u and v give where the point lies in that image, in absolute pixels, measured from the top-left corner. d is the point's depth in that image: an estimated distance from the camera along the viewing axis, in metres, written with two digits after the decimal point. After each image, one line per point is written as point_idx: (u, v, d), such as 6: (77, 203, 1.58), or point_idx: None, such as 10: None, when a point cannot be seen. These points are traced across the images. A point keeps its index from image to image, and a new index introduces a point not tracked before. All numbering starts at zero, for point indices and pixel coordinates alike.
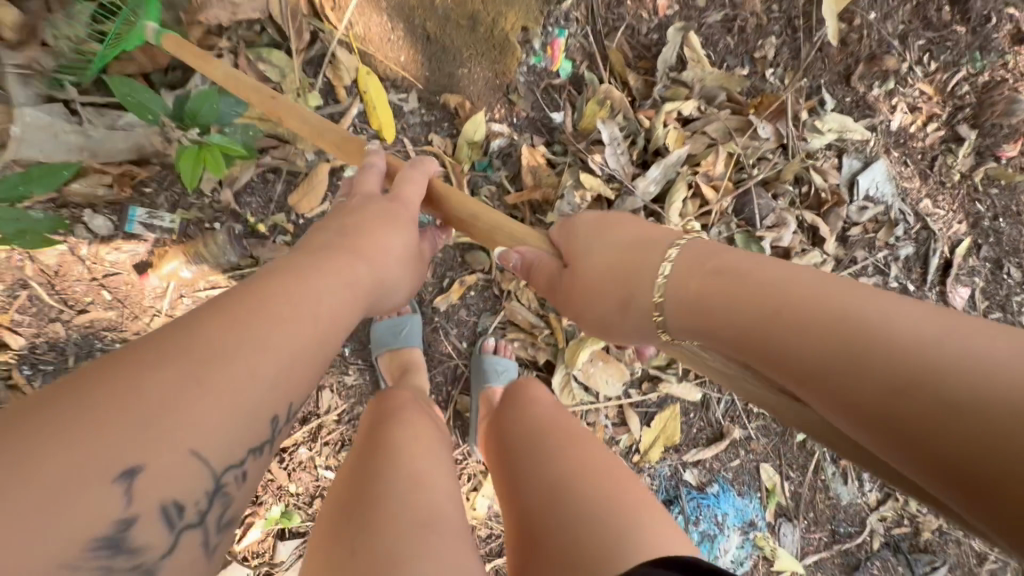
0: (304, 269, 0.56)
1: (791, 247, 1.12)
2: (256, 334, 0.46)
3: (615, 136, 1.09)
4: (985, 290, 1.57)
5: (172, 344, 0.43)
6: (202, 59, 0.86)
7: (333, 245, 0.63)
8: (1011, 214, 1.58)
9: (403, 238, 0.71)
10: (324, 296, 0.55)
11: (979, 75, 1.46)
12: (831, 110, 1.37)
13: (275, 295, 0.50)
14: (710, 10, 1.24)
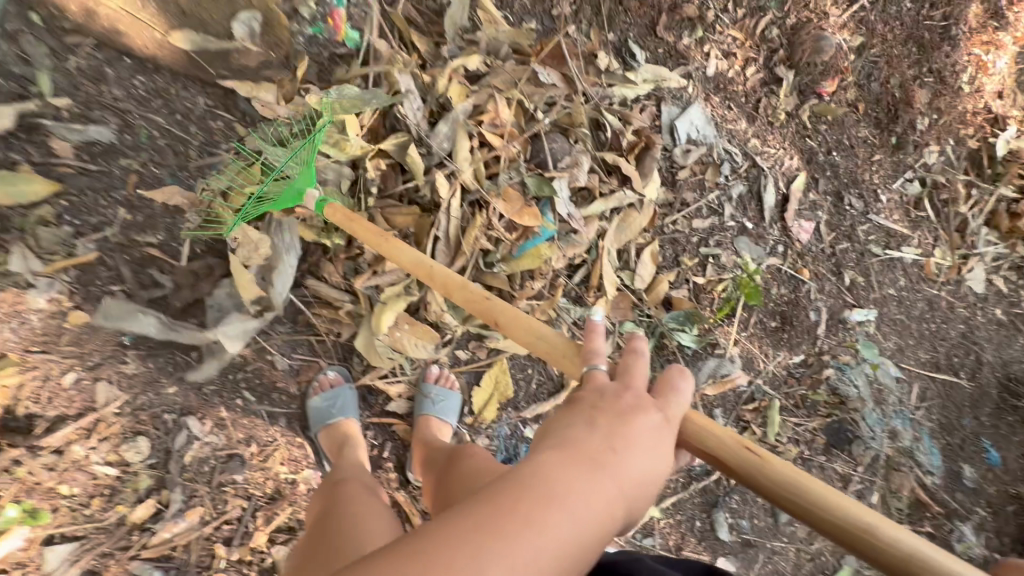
0: (638, 424, 0.58)
1: (589, 187, 1.17)
2: (584, 515, 0.48)
3: (412, 89, 1.10)
4: (831, 222, 1.61)
5: (443, 544, 0.43)
6: (380, 238, 0.94)
7: (591, 449, 0.54)
8: (845, 147, 1.63)
9: (644, 466, 0.56)
10: (646, 460, 0.56)
11: (786, 18, 1.53)
12: (643, 61, 1.39)
13: (599, 470, 0.52)
14: None
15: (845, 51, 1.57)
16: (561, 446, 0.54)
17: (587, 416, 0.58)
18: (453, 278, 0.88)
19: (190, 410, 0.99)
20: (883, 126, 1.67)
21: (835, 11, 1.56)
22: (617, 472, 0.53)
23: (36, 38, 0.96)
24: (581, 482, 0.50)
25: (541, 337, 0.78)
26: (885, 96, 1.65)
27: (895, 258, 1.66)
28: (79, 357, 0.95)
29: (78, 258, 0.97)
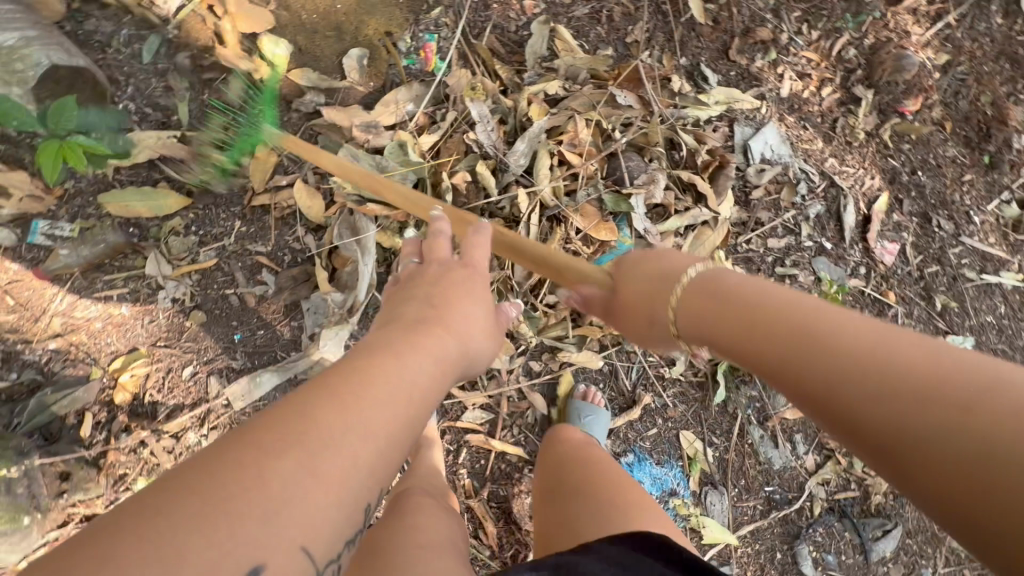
0: (463, 290, 0.81)
1: (665, 204, 1.19)
2: (425, 358, 0.63)
3: (485, 114, 1.18)
4: (918, 244, 1.53)
5: (308, 402, 0.50)
6: (309, 150, 1.05)
7: (417, 318, 0.72)
8: (931, 167, 1.56)
9: (471, 313, 0.78)
10: (470, 320, 0.77)
11: (863, 39, 1.50)
12: (715, 83, 1.41)
13: (429, 326, 0.70)
14: (576, 5, 1.33)
15: (927, 70, 1.53)
16: (394, 326, 0.69)
17: (414, 301, 0.77)
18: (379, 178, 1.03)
19: None
20: (974, 144, 1.58)
21: (916, 29, 1.52)
22: (447, 326, 0.72)
23: (180, 74, 1.11)
24: (426, 338, 0.66)
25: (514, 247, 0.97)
26: (974, 114, 1.58)
27: (993, 284, 1.55)
28: (196, 352, 1.06)
29: (199, 264, 1.09)
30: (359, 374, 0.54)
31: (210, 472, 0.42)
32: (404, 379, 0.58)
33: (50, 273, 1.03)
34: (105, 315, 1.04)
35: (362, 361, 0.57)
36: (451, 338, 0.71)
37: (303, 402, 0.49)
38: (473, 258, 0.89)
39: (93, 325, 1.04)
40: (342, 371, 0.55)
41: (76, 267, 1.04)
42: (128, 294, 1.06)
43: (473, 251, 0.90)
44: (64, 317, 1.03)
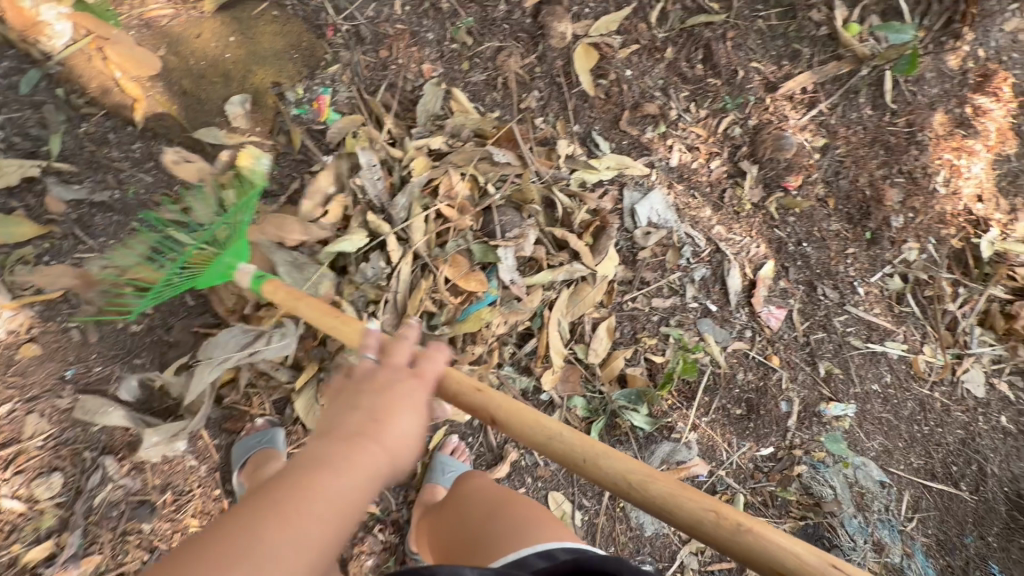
0: (410, 397, 0.74)
1: (535, 257, 1.25)
2: (345, 483, 0.62)
3: (373, 162, 1.21)
4: (804, 310, 1.56)
5: (210, 548, 0.54)
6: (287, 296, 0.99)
7: (353, 429, 0.68)
8: (816, 239, 1.61)
9: (416, 422, 0.72)
10: (414, 432, 0.71)
11: (747, 119, 1.61)
12: (607, 150, 1.49)
13: (359, 442, 0.66)
14: (473, 72, 1.41)
15: (806, 150, 1.62)
16: (326, 436, 0.67)
17: (355, 398, 0.72)
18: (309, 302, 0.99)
19: (112, 449, 1.02)
20: (855, 221, 1.63)
21: (795, 114, 1.63)
22: (381, 439, 0.67)
23: (57, 106, 1.12)
24: (351, 458, 0.64)
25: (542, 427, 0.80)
26: (855, 193, 1.63)
27: (878, 353, 1.57)
28: (20, 388, 1.00)
29: (46, 295, 1.05)
30: (270, 507, 0.58)
31: None
32: (314, 513, 0.59)
33: None
34: None
35: (277, 492, 0.59)
36: (377, 459, 0.66)
37: (217, 540, 0.55)
38: (431, 370, 0.79)
39: None
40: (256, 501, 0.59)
41: None
42: None
43: (428, 360, 0.80)
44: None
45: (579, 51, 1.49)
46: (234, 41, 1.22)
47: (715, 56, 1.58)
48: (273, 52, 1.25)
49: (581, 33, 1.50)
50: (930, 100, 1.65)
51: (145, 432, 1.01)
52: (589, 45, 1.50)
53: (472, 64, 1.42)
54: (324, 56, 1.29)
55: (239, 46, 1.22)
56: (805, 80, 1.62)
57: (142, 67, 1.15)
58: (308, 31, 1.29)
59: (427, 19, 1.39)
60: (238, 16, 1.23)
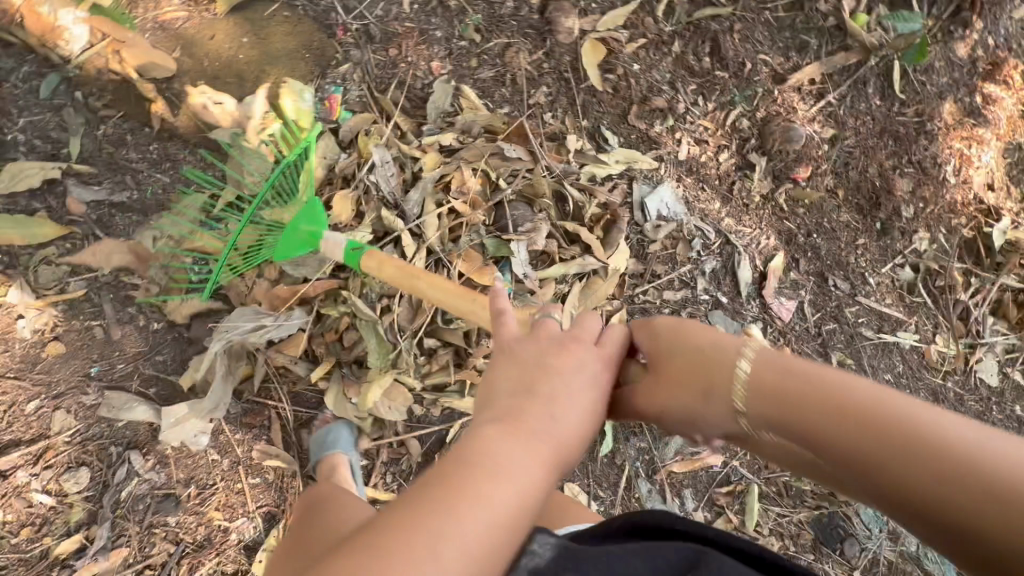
0: (563, 370, 0.73)
1: (548, 251, 1.26)
2: (520, 466, 0.63)
3: (386, 159, 1.21)
4: (815, 302, 1.55)
5: (400, 532, 0.57)
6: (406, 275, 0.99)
7: (513, 408, 0.69)
8: (826, 230, 1.60)
9: (580, 403, 0.72)
10: (574, 407, 0.71)
11: (756, 111, 1.60)
12: (616, 144, 1.49)
13: (531, 425, 0.67)
14: (482, 68, 1.42)
15: (814, 142, 1.61)
16: (500, 416, 0.68)
17: (507, 375, 0.73)
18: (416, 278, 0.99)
19: (136, 444, 1.05)
20: (865, 212, 1.62)
21: (804, 104, 1.62)
22: (547, 424, 0.68)
23: (75, 109, 1.14)
24: (521, 442, 0.65)
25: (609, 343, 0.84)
26: (864, 183, 1.62)
27: (891, 343, 1.57)
28: (46, 385, 1.03)
29: (69, 294, 1.08)
30: (449, 486, 0.60)
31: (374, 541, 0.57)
32: (500, 496, 0.60)
33: None
34: None
35: (459, 471, 0.62)
36: (549, 443, 0.67)
37: (398, 514, 0.59)
38: (602, 345, 0.78)
39: None
40: (439, 484, 0.61)
41: None
42: None
43: (586, 326, 0.79)
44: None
45: (586, 47, 1.49)
46: (247, 42, 1.23)
47: (723, 49, 1.58)
48: (285, 52, 1.26)
49: (588, 29, 1.51)
50: (939, 90, 1.65)
51: (167, 410, 1.04)
52: (597, 41, 1.51)
53: (481, 60, 1.43)
54: (335, 55, 1.30)
55: (252, 47, 1.24)
56: (813, 71, 1.62)
57: (158, 69, 1.17)
58: (318, 31, 1.30)
59: (436, 17, 1.40)
60: (250, 17, 1.24)
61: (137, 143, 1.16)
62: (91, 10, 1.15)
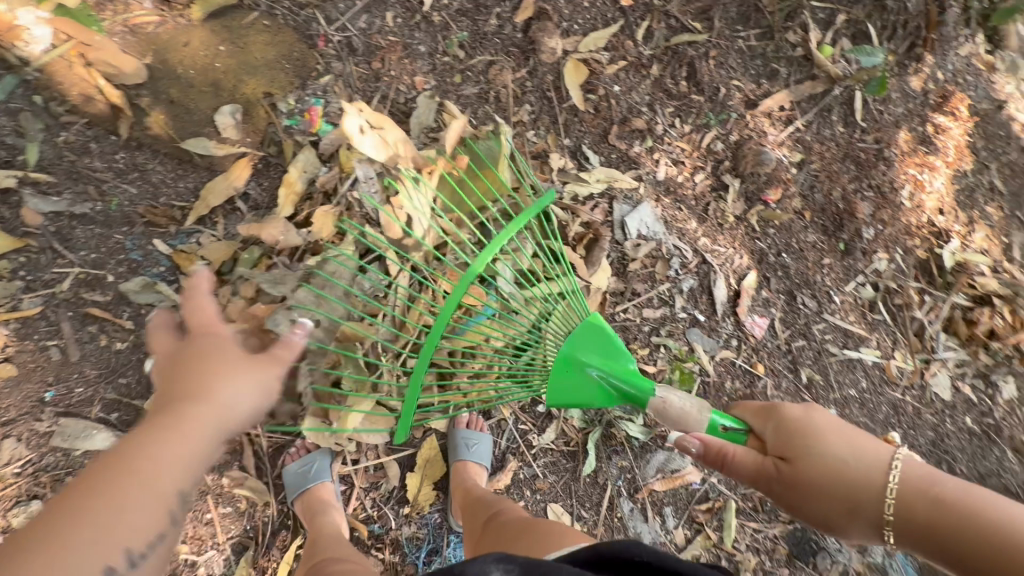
0: (208, 371, 0.83)
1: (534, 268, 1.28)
2: (178, 442, 0.74)
3: (370, 174, 1.19)
4: (784, 319, 1.59)
5: (117, 476, 0.68)
6: (776, 425, 0.93)
7: (179, 395, 0.80)
8: (794, 250, 1.63)
9: (231, 399, 0.82)
10: (227, 401, 0.82)
11: (729, 134, 1.64)
12: (597, 164, 1.51)
13: (203, 415, 0.79)
14: (465, 85, 1.42)
15: (784, 165, 1.65)
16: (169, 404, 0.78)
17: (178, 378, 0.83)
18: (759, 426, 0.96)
19: None
20: (830, 232, 1.67)
21: (774, 129, 1.67)
22: (200, 411, 0.79)
23: (36, 115, 1.09)
24: (184, 426, 0.76)
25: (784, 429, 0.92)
26: (829, 206, 1.67)
27: (854, 359, 1.61)
28: None
29: (21, 312, 1.03)
30: (141, 440, 0.73)
31: (91, 482, 0.67)
32: (152, 474, 0.70)
33: None
34: None
35: (121, 460, 0.70)
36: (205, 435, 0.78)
37: (106, 466, 0.69)
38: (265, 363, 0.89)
39: None
40: (116, 457, 0.70)
41: None
42: None
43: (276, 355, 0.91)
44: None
45: (568, 66, 1.51)
46: (224, 49, 1.19)
47: (698, 74, 1.63)
48: (264, 62, 1.22)
49: (570, 49, 1.53)
50: (896, 119, 1.74)
51: None
52: (579, 61, 1.53)
53: (464, 77, 1.42)
54: (316, 67, 1.27)
55: (229, 55, 1.19)
56: (782, 98, 1.69)
57: (126, 73, 1.11)
58: (299, 41, 1.27)
59: (420, 31, 1.39)
60: (228, 25, 1.21)
61: (101, 152, 1.11)
62: (53, 10, 1.08)
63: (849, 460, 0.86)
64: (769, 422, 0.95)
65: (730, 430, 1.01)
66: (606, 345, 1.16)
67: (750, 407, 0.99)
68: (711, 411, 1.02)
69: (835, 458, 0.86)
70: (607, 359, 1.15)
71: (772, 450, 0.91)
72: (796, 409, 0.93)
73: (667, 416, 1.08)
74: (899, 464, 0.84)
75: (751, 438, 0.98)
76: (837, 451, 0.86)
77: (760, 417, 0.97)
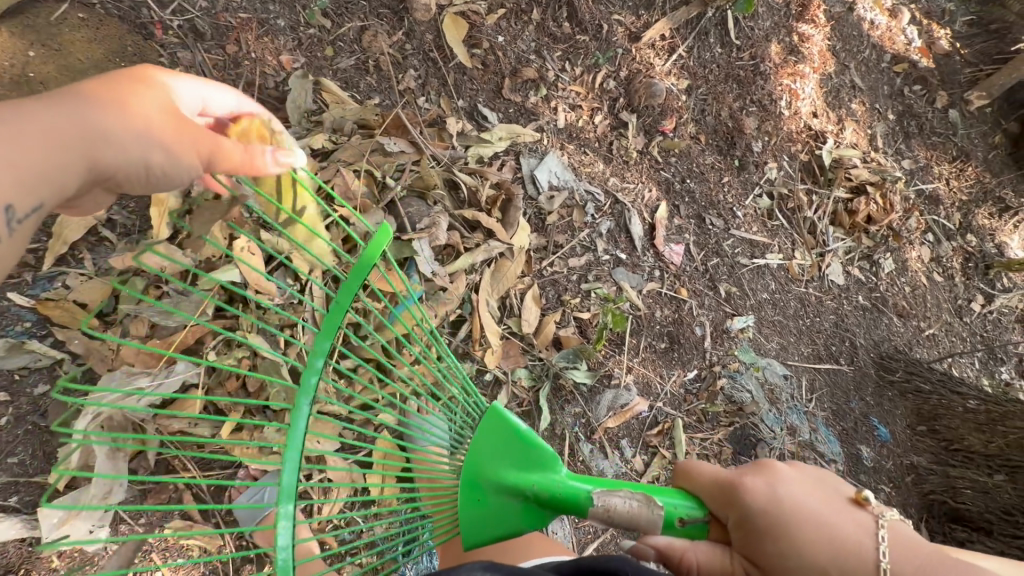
0: (151, 100, 0.74)
1: (451, 242, 1.31)
2: (93, 146, 0.68)
3: None
4: (698, 242, 1.66)
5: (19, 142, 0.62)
6: (724, 503, 0.75)
7: (121, 91, 0.72)
8: (696, 174, 1.70)
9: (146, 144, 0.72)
10: (153, 131, 0.72)
11: (618, 71, 1.65)
12: (496, 121, 1.46)
13: (102, 123, 0.68)
14: (340, 57, 1.31)
15: (674, 94, 1.69)
16: (94, 106, 0.68)
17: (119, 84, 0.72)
18: (720, 505, 0.76)
19: (8, 569, 0.91)
20: (725, 151, 1.75)
21: (659, 60, 1.70)
22: (125, 126, 0.70)
23: None
24: (90, 117, 0.67)
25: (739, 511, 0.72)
26: (720, 127, 1.75)
27: (762, 266, 1.73)
28: None
29: None
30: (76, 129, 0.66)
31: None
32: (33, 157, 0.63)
33: None
34: None
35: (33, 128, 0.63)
36: (81, 168, 0.67)
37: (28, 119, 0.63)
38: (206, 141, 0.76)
39: None
40: None
41: None
42: None
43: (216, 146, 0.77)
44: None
45: (446, 22, 1.43)
46: (34, 55, 1.03)
47: (579, 12, 1.61)
48: (90, 63, 1.06)
49: (444, 3, 1.44)
50: (766, 33, 1.84)
51: (43, 513, 0.91)
52: (456, 15, 1.45)
53: (337, 48, 1.32)
54: (159, 61, 1.13)
55: (43, 61, 1.04)
56: (662, 26, 1.71)
57: None
58: (131, 33, 1.12)
59: (274, 3, 1.26)
60: (33, 25, 1.05)
61: None
62: None
63: (828, 564, 0.65)
64: (730, 511, 0.74)
65: (690, 523, 0.81)
66: (520, 450, 0.98)
67: (706, 484, 0.79)
68: (662, 505, 0.82)
69: (813, 563, 0.65)
70: (525, 470, 0.96)
71: (738, 550, 0.71)
72: (758, 490, 0.71)
73: (616, 520, 0.87)
74: (883, 544, 0.65)
75: (712, 525, 0.79)
76: (814, 554, 0.65)
77: (717, 500, 0.77)
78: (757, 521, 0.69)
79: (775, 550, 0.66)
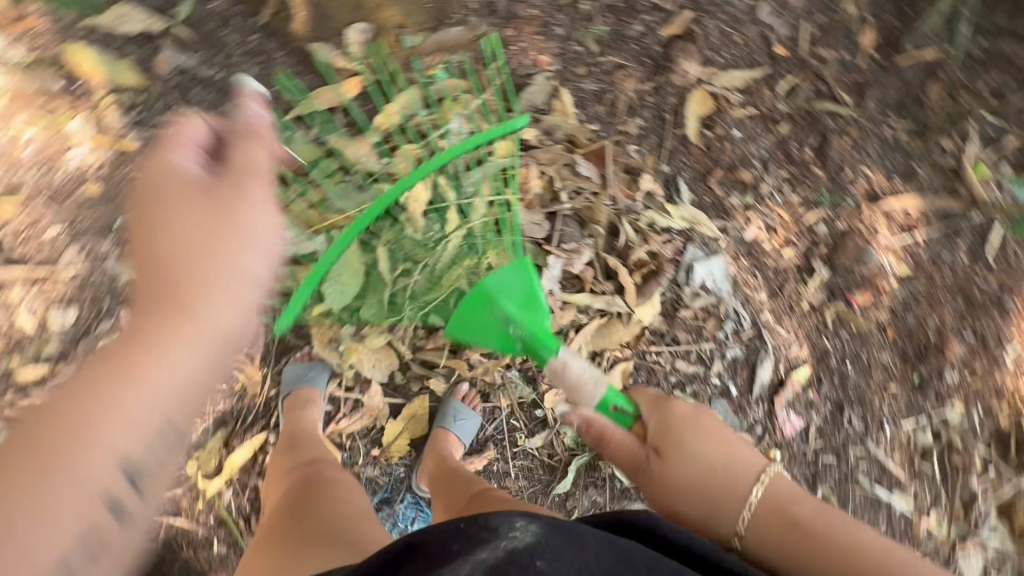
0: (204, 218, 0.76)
1: (582, 273, 1.39)
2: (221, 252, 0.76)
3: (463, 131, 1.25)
4: (821, 429, 1.46)
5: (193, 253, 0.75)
6: (655, 403, 1.06)
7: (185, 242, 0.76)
8: (862, 363, 1.48)
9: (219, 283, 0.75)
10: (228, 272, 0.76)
11: (836, 220, 1.48)
12: (687, 200, 1.44)
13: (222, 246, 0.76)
14: (586, 79, 1.40)
15: (885, 273, 1.48)
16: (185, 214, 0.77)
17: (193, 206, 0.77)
18: (653, 408, 1.05)
19: (127, 302, 1.20)
20: (910, 360, 1.47)
21: (888, 232, 1.48)
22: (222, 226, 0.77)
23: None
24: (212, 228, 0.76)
25: (673, 417, 1.03)
26: (918, 334, 1.47)
27: (879, 498, 1.46)
28: (70, 219, 1.21)
29: (125, 145, 1.22)
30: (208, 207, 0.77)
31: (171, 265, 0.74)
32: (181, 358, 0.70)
33: (12, 109, 1.19)
34: (35, 151, 1.20)
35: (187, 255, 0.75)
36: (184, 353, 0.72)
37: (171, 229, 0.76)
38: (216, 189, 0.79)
39: (19, 157, 1.19)
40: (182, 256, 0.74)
41: (31, 112, 1.20)
42: (68, 145, 1.21)
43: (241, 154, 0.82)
44: (3, 145, 1.19)
45: (695, 95, 1.45)
46: None
47: (829, 147, 1.47)
48: None
49: (704, 77, 1.44)
50: None
51: None
52: (709, 93, 1.45)
53: (589, 71, 1.40)
54: (452, 15, 1.32)
55: None
56: (910, 202, 1.48)
57: None
58: None
59: (562, 14, 1.38)
60: None
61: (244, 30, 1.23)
62: None
63: (716, 462, 0.98)
64: (654, 412, 1.05)
65: (618, 410, 1.06)
66: (528, 297, 1.10)
67: (648, 396, 1.07)
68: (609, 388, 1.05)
69: (706, 460, 0.97)
70: (523, 307, 1.09)
71: (652, 439, 1.01)
72: (682, 410, 1.04)
73: (563, 380, 1.06)
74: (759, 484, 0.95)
75: (634, 423, 1.06)
76: (709, 451, 0.99)
77: (651, 406, 1.06)
78: (682, 425, 1.01)
79: (687, 442, 0.99)
